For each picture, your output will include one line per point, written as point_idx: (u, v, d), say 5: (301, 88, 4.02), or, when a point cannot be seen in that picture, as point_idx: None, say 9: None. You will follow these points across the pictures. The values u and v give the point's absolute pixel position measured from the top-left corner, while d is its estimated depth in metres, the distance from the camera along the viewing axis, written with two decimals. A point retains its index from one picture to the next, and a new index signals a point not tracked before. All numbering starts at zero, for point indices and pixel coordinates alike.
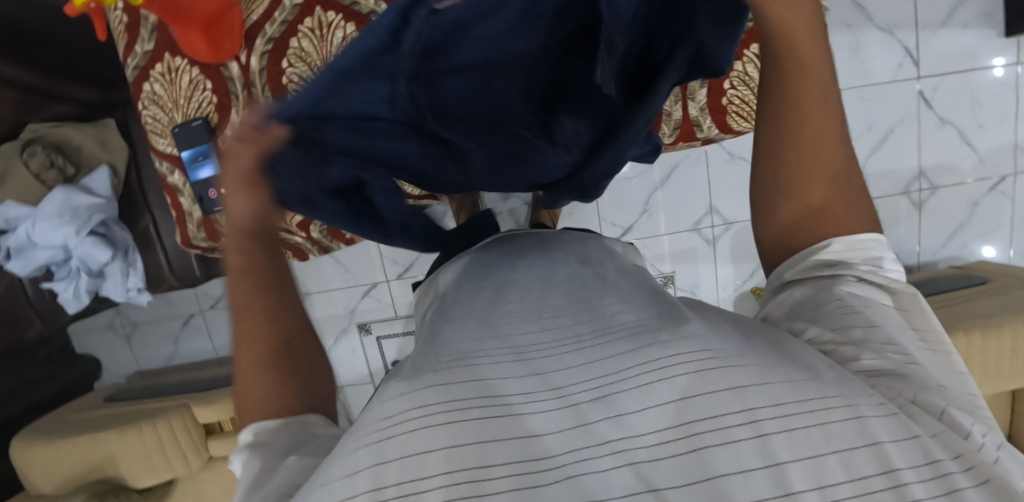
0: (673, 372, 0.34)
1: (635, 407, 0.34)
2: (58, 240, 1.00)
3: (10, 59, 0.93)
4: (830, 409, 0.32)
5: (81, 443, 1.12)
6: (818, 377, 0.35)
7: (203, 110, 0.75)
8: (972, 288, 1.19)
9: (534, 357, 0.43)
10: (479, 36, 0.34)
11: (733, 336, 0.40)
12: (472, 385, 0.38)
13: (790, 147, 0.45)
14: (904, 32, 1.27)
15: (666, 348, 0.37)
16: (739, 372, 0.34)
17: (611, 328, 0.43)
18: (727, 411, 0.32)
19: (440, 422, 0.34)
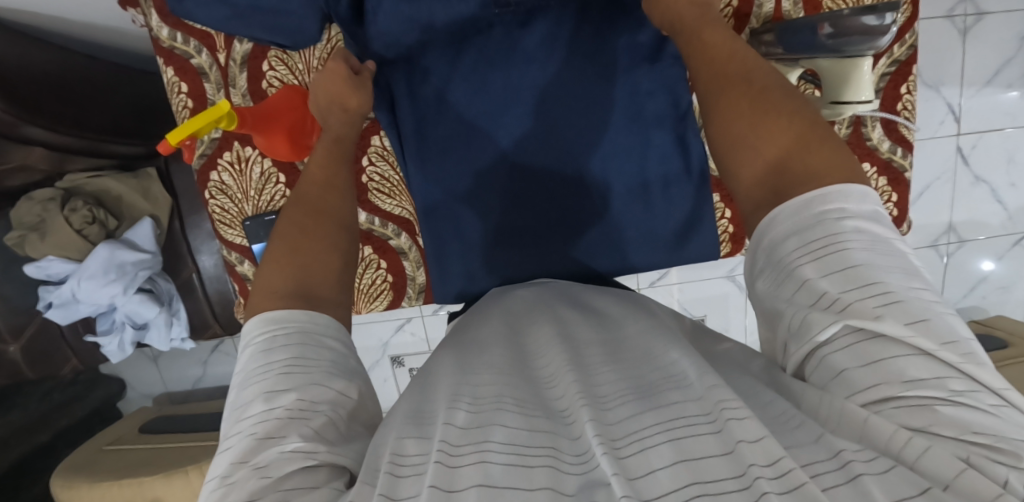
0: (681, 433, 0.37)
1: (650, 468, 0.35)
2: (104, 298, 0.97)
3: (67, 131, 0.87)
4: (830, 465, 0.31)
5: (127, 485, 1.12)
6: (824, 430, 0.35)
7: (276, 204, 0.73)
8: (992, 351, 1.22)
9: (557, 417, 0.45)
10: (507, 76, 0.67)
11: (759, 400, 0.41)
12: (482, 433, 0.41)
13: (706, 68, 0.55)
14: (949, 89, 1.28)
15: (678, 410, 0.39)
16: (747, 422, 0.35)
17: (645, 385, 0.45)
18: (726, 476, 0.32)
19: (468, 462, 0.37)
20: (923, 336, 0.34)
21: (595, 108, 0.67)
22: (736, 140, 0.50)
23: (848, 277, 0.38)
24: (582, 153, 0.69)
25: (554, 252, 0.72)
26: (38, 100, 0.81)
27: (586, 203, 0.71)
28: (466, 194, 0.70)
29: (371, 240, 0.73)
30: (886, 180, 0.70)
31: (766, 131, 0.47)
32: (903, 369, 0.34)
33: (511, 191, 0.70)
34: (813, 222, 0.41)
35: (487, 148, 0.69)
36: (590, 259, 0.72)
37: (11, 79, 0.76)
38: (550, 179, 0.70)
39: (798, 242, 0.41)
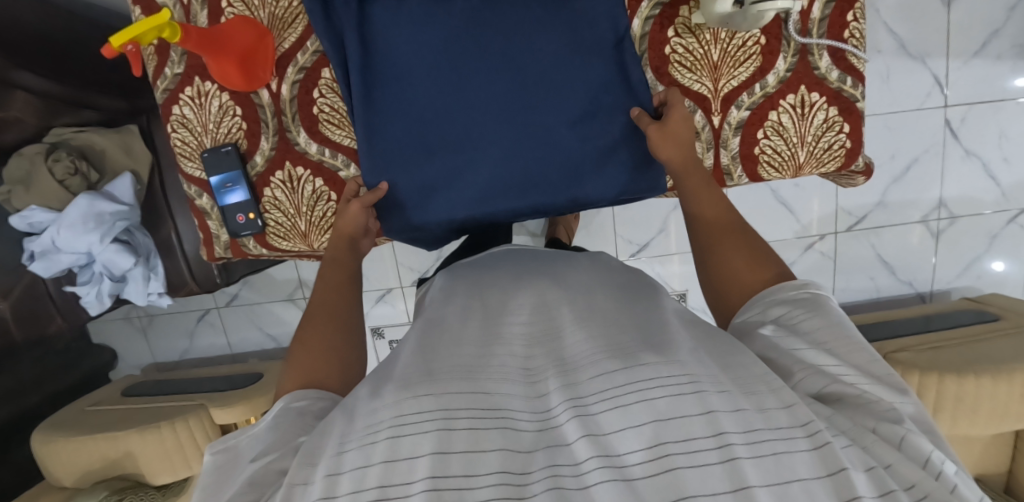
0: (652, 395, 0.42)
1: (611, 428, 0.41)
2: (82, 246, 1.01)
3: (42, 75, 0.93)
4: (794, 439, 0.38)
5: (102, 439, 1.14)
6: (758, 409, 0.42)
7: (233, 136, 0.75)
8: (983, 324, 1.16)
9: (530, 381, 0.52)
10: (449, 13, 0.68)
11: (714, 368, 0.47)
12: (478, 400, 0.46)
13: (677, 160, 0.66)
14: (934, 60, 1.25)
15: (650, 373, 0.44)
16: (715, 398, 0.41)
17: (614, 346, 0.52)
18: (701, 438, 0.38)
19: (428, 430, 0.42)
20: (857, 374, 0.46)
21: (537, 41, 0.68)
22: (715, 242, 0.62)
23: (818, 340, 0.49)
24: (531, 92, 0.70)
25: (507, 194, 0.73)
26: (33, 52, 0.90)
27: (533, 142, 0.71)
28: (415, 135, 0.71)
29: (322, 171, 0.75)
30: (837, 110, 0.68)
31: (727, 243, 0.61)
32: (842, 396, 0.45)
33: (461, 136, 0.71)
34: (789, 318, 0.53)
35: (435, 85, 0.70)
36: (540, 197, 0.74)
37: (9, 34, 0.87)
38: (496, 117, 0.70)
39: (789, 309, 0.53)
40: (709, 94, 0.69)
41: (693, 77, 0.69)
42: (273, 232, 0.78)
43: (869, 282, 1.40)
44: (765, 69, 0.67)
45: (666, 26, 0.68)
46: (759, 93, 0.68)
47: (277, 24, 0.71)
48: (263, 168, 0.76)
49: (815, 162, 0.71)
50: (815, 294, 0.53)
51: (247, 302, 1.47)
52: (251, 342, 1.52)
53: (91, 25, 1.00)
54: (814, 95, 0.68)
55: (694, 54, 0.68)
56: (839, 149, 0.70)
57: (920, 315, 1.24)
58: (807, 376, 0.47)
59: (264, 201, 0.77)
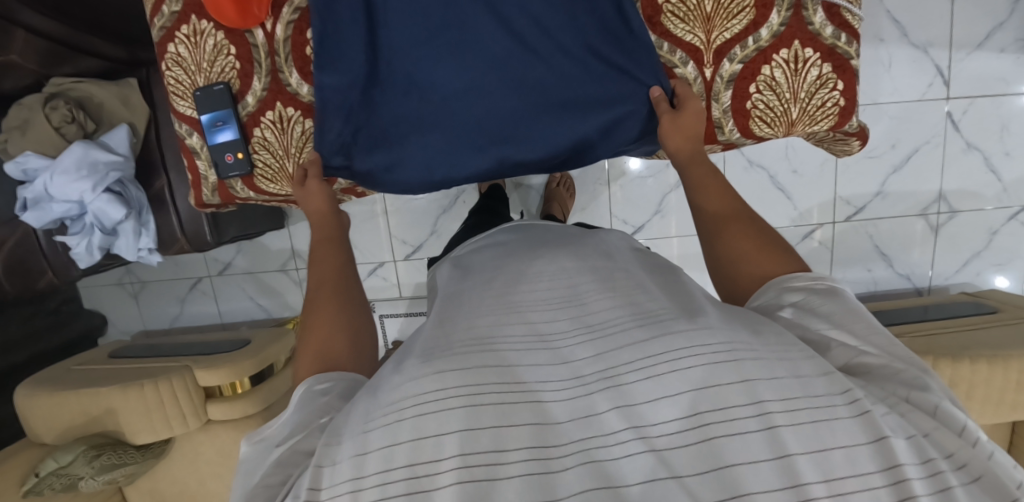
0: (686, 363, 0.41)
1: (646, 398, 0.41)
2: (74, 194, 1.01)
3: (43, 13, 0.94)
4: (836, 406, 0.38)
5: (84, 395, 1.13)
6: (796, 377, 0.40)
7: (226, 75, 0.75)
8: (981, 316, 1.14)
9: (551, 346, 0.50)
10: None
11: (751, 337, 0.44)
12: (505, 371, 0.45)
13: (684, 153, 0.67)
14: (938, 51, 1.25)
15: (678, 341, 0.43)
16: (751, 366, 0.41)
17: (641, 315, 0.51)
18: (739, 405, 0.38)
19: (455, 407, 0.41)
20: (873, 345, 0.46)
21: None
22: (716, 227, 0.61)
23: (830, 316, 0.49)
24: (518, 50, 0.69)
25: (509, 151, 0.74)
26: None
27: (526, 88, 0.71)
28: (407, 80, 0.71)
29: (312, 113, 0.75)
30: (831, 66, 0.68)
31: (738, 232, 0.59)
32: (866, 368, 0.45)
33: (455, 95, 0.71)
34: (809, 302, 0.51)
35: (429, 29, 0.69)
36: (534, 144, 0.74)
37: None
38: (489, 64, 0.70)
39: (803, 294, 0.52)
40: (701, 46, 0.68)
41: (686, 27, 0.68)
42: (260, 174, 0.78)
43: (866, 274, 1.38)
44: (758, 23, 0.67)
45: None
46: (752, 46, 0.68)
47: None
48: (254, 108, 0.76)
49: (807, 120, 0.71)
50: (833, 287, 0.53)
51: (240, 271, 1.47)
52: (241, 312, 1.51)
53: None
54: (807, 50, 0.67)
55: (687, 4, 0.67)
56: (833, 106, 0.69)
57: (916, 306, 1.22)
58: (832, 353, 0.46)
59: (253, 141, 0.77)
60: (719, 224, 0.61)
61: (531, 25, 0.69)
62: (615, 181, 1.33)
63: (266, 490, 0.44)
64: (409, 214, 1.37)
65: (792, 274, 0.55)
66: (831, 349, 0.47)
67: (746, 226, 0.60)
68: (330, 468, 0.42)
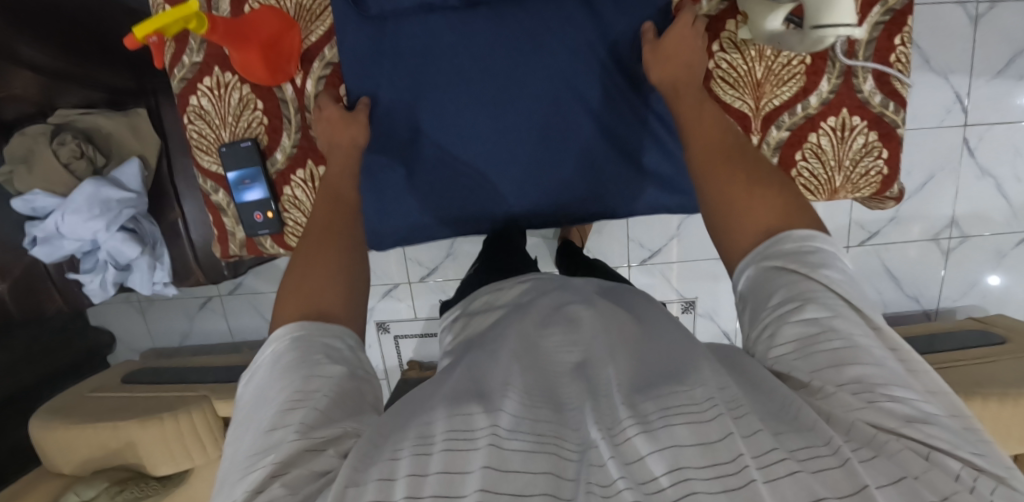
0: (673, 422, 0.38)
1: (637, 455, 0.37)
2: (87, 233, 0.98)
3: (51, 49, 0.91)
4: (825, 455, 0.34)
5: (102, 429, 1.12)
6: (777, 433, 0.38)
7: (253, 131, 0.72)
8: (991, 346, 1.16)
9: (553, 401, 0.47)
10: (460, 47, 0.68)
11: (744, 400, 0.42)
12: (482, 420, 0.42)
13: (671, 81, 0.62)
14: (957, 77, 1.24)
15: (674, 400, 0.42)
16: (733, 423, 0.38)
17: (660, 373, 0.48)
18: (723, 460, 0.34)
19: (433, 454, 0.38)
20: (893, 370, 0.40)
21: (555, 75, 0.69)
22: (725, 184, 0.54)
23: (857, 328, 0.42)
24: (555, 121, 0.70)
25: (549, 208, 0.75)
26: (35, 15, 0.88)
27: (559, 155, 0.72)
28: (448, 144, 0.72)
29: None
30: (877, 135, 0.67)
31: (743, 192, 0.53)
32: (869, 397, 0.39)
33: (494, 162, 0.72)
34: (802, 291, 0.44)
35: (474, 76, 0.69)
36: (562, 208, 0.75)
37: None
38: (526, 125, 0.70)
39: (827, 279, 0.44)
40: (750, 112, 0.67)
41: (735, 94, 0.66)
42: (291, 232, 0.76)
43: (876, 296, 1.40)
44: (808, 90, 0.66)
45: (712, 39, 0.66)
46: (801, 113, 0.67)
47: (304, 15, 0.69)
48: (283, 165, 0.73)
49: (850, 186, 0.70)
50: (817, 246, 0.47)
51: (251, 291, 1.45)
52: (253, 330, 1.49)
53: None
54: (854, 118, 0.67)
55: (738, 70, 0.66)
56: (876, 174, 0.69)
57: (926, 333, 1.24)
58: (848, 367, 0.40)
59: (283, 199, 0.74)
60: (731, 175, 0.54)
61: (568, 101, 0.69)
62: None
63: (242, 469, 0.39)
64: None
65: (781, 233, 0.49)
66: (851, 359, 0.40)
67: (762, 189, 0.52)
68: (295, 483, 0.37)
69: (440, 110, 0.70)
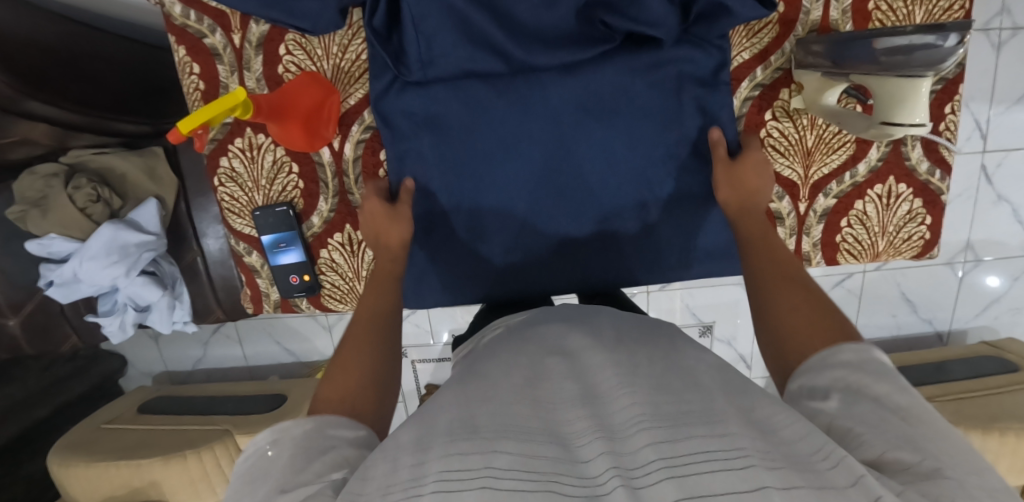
0: (703, 471, 0.40)
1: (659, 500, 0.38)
2: (106, 279, 0.95)
3: (72, 108, 0.86)
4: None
5: (125, 467, 1.11)
6: (820, 486, 0.37)
7: (287, 194, 0.71)
8: (1004, 373, 1.19)
9: (564, 442, 0.47)
10: (486, 132, 0.70)
11: (765, 443, 0.43)
12: (506, 458, 0.43)
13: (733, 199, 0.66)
14: (978, 105, 1.24)
15: (694, 447, 0.42)
16: (766, 474, 0.39)
17: (660, 408, 0.48)
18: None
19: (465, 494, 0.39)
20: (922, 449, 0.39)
21: (582, 163, 0.71)
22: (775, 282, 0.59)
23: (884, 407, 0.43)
24: (579, 205, 0.73)
25: (573, 280, 0.77)
26: (38, 72, 0.79)
27: (582, 233, 0.75)
28: (479, 227, 0.74)
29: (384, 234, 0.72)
30: (922, 202, 0.67)
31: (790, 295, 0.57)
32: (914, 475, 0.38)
33: (521, 242, 0.75)
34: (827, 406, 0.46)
35: (519, 152, 0.70)
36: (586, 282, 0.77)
37: (6, 45, 0.74)
38: (551, 208, 0.73)
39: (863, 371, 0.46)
40: (800, 180, 0.67)
41: (785, 161, 0.67)
42: (328, 294, 0.74)
43: (890, 319, 1.42)
44: (857, 158, 0.65)
45: (764, 108, 0.68)
46: (848, 181, 0.66)
47: (343, 78, 0.70)
48: (320, 229, 0.72)
49: (892, 251, 0.70)
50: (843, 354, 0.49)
51: (265, 316, 1.44)
52: (268, 355, 1.49)
53: (107, 37, 0.92)
54: (901, 185, 0.66)
55: (788, 138, 0.67)
56: (919, 239, 0.68)
57: (942, 359, 1.26)
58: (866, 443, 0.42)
59: (320, 262, 0.73)
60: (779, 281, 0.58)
61: (592, 185, 0.72)
62: None
63: None
64: None
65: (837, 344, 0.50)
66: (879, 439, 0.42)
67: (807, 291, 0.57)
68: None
69: (465, 191, 0.72)
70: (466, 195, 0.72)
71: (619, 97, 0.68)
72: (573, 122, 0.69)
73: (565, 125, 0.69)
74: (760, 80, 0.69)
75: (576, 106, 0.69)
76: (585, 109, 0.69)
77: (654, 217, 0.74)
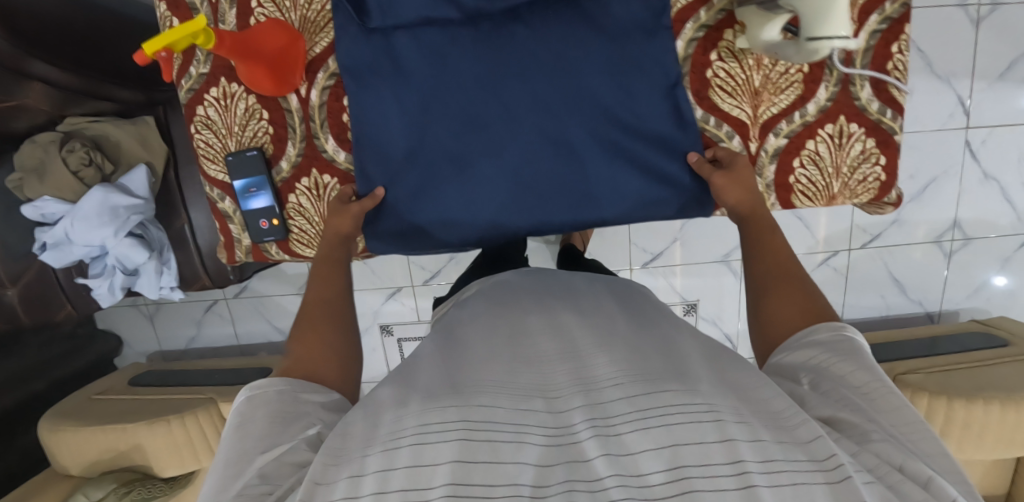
0: (671, 418, 0.44)
1: (632, 451, 0.42)
2: (95, 240, 0.99)
3: (67, 67, 0.92)
4: (813, 473, 0.38)
5: (111, 431, 1.14)
6: (778, 440, 0.42)
7: (258, 140, 0.74)
8: (993, 349, 1.16)
9: (547, 396, 0.53)
10: (433, 77, 0.70)
11: (738, 403, 0.48)
12: (493, 411, 0.47)
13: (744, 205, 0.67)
14: (960, 81, 1.24)
15: (664, 397, 0.46)
16: (731, 426, 0.43)
17: (636, 371, 0.53)
18: (717, 463, 0.39)
19: (450, 441, 0.43)
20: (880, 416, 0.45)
21: (535, 105, 0.70)
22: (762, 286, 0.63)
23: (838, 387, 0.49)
24: (537, 149, 0.71)
25: (540, 224, 0.75)
26: (36, 33, 0.85)
27: (545, 177, 0.72)
28: (438, 176, 0.72)
29: (348, 179, 0.75)
30: (875, 142, 0.68)
31: (779, 295, 0.61)
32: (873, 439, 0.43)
33: (482, 190, 0.73)
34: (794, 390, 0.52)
35: (476, 101, 0.70)
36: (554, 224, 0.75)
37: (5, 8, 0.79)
38: (510, 154, 0.71)
39: (830, 352, 0.53)
40: (749, 120, 0.69)
41: (733, 102, 0.69)
42: (296, 239, 0.78)
43: (879, 300, 1.40)
44: (805, 98, 0.67)
45: (709, 49, 0.69)
46: (798, 121, 0.68)
47: (309, 28, 0.71)
48: (289, 174, 0.75)
49: (849, 193, 0.71)
50: (825, 344, 0.54)
51: (256, 295, 1.47)
52: (258, 334, 1.51)
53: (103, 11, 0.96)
54: (852, 125, 0.67)
55: (735, 79, 0.69)
56: (875, 180, 0.69)
57: (930, 336, 1.24)
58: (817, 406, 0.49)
59: (288, 207, 0.76)
60: (772, 285, 0.63)
61: (546, 127, 0.70)
62: None
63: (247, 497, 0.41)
64: None
65: (814, 326, 0.56)
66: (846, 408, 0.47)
67: (797, 291, 0.61)
68: (326, 487, 0.41)
69: (419, 136, 0.71)
70: (418, 139, 0.71)
71: (560, 38, 0.69)
72: (520, 65, 0.69)
73: (510, 66, 0.69)
74: (705, 21, 0.68)
75: (519, 47, 0.69)
76: (530, 52, 0.69)
77: (619, 164, 0.72)
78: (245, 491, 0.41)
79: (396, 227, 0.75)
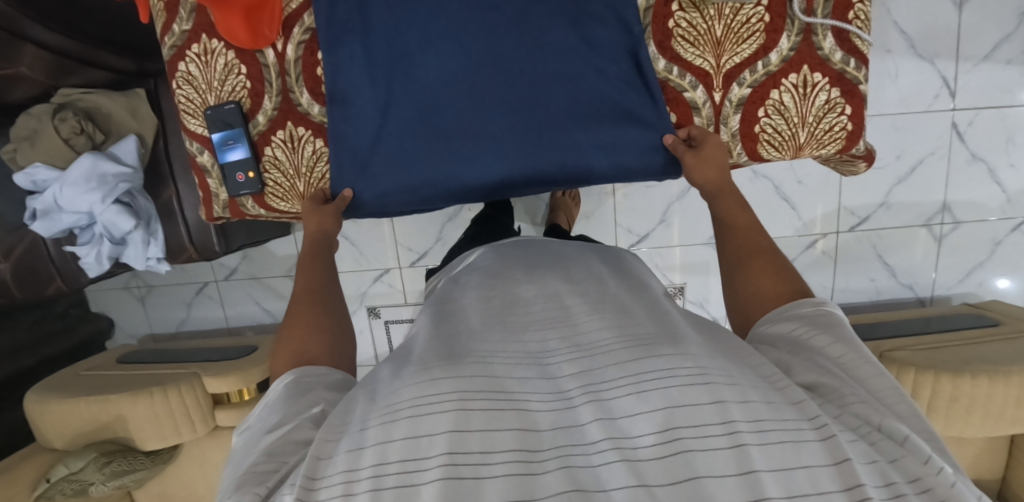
0: (663, 384, 0.42)
1: (626, 414, 0.41)
2: (83, 206, 1.01)
3: (55, 28, 0.96)
4: (803, 429, 0.38)
5: (93, 402, 1.14)
6: (767, 401, 0.41)
7: (236, 94, 0.76)
8: (983, 328, 1.14)
9: (541, 363, 0.51)
10: (414, 40, 0.71)
11: (725, 362, 0.46)
12: (486, 382, 0.46)
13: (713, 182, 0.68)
14: (944, 62, 1.24)
15: (650, 365, 0.45)
16: (723, 388, 0.41)
17: (629, 337, 0.52)
18: (709, 422, 0.38)
19: (446, 410, 0.42)
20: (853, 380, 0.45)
21: (513, 66, 0.71)
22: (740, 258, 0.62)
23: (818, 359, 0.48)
24: (516, 109, 0.73)
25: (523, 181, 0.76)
26: None
27: (526, 137, 0.74)
28: (420, 138, 0.74)
29: (322, 133, 0.77)
30: (839, 92, 0.70)
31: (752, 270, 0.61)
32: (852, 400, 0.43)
33: (463, 150, 0.74)
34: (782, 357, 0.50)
35: (449, 71, 0.71)
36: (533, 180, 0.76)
37: None
38: (490, 115, 0.73)
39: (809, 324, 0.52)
40: (712, 69, 0.71)
41: (696, 52, 0.71)
42: (271, 193, 0.81)
43: (869, 283, 1.39)
44: (767, 47, 0.69)
45: (671, 0, 0.70)
46: (761, 71, 0.70)
47: None
48: (265, 127, 0.78)
49: (815, 144, 0.74)
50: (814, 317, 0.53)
51: (246, 277, 1.48)
52: (248, 316, 1.52)
53: None
54: (816, 75, 0.69)
55: (697, 28, 0.70)
56: (840, 130, 0.71)
57: (919, 317, 1.22)
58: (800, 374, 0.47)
59: (265, 160, 0.79)
60: (745, 256, 0.62)
61: (523, 87, 0.72)
62: (620, 189, 1.33)
63: (255, 476, 0.43)
64: (413, 221, 1.37)
65: (796, 303, 0.55)
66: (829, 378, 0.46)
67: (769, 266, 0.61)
68: (327, 461, 0.42)
69: (399, 98, 0.73)
70: (400, 101, 0.73)
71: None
72: (497, 27, 0.70)
73: (487, 27, 0.71)
74: None
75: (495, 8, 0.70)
76: (507, 14, 0.70)
77: (598, 128, 0.74)
78: (254, 469, 0.43)
79: (391, 196, 0.77)
